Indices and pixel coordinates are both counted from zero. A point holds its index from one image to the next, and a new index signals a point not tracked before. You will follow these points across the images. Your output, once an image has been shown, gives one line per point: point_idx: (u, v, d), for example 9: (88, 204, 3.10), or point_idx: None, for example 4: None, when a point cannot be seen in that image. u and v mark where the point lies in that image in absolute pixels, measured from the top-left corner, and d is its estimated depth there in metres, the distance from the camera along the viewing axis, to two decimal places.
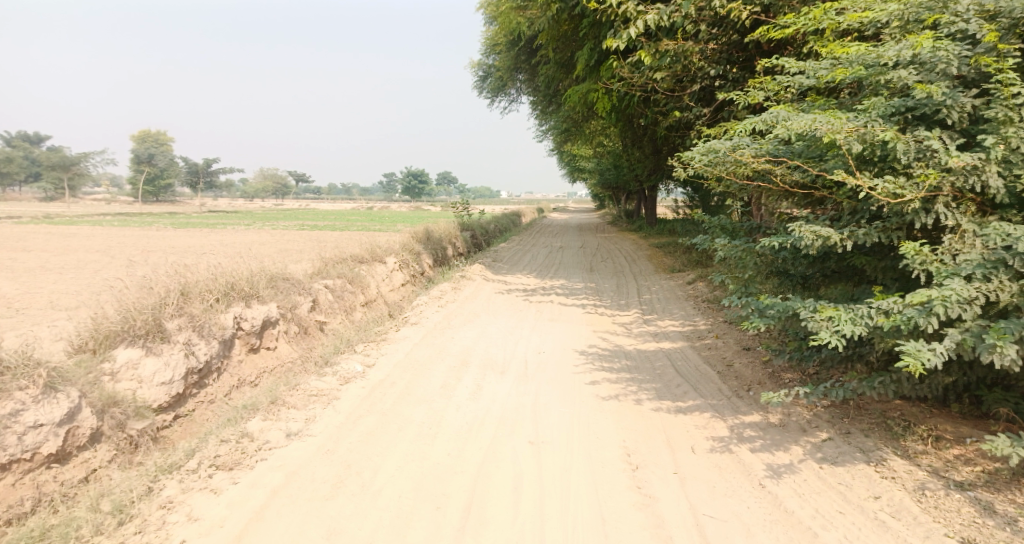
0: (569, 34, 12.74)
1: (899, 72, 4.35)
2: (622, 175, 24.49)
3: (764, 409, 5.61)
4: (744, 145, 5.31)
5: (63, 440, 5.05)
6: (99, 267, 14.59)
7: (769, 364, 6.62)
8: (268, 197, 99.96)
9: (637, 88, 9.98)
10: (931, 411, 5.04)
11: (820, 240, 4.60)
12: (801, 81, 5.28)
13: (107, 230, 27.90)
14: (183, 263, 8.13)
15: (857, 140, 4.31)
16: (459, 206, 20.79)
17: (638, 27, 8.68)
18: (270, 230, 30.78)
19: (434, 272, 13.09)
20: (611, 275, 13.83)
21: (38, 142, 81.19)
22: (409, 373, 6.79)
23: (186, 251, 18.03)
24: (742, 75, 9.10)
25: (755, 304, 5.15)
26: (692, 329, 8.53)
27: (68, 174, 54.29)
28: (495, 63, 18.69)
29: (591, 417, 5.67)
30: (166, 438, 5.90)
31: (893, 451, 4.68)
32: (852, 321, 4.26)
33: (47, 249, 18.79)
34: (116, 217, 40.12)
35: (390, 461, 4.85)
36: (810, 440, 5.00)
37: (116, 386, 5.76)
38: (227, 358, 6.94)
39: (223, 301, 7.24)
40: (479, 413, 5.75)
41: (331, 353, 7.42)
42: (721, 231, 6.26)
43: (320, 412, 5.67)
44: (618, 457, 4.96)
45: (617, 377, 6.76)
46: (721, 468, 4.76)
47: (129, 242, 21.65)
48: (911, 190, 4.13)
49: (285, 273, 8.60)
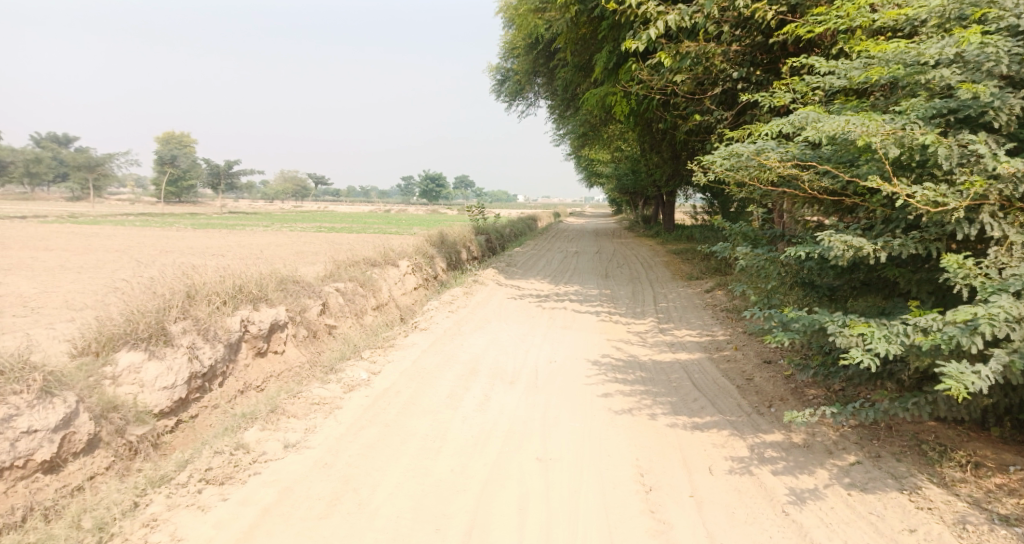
0: (587, 37, 12.54)
1: (942, 71, 4.07)
2: (639, 180, 24.15)
3: (788, 428, 5.31)
4: (769, 148, 5.03)
5: (57, 446, 4.88)
6: (116, 267, 14.54)
7: (791, 379, 6.32)
8: (287, 199, 100.74)
9: (656, 92, 9.72)
10: (968, 435, 4.72)
11: (851, 250, 4.29)
12: (831, 82, 5.00)
13: (127, 231, 28.10)
14: (192, 264, 7.99)
15: (894, 144, 4.01)
16: (475, 210, 20.58)
17: (659, 27, 8.41)
18: (288, 232, 30.85)
19: (448, 276, 12.87)
20: (627, 281, 13.53)
21: (65, 142, 82.95)
22: (415, 382, 6.57)
23: (204, 252, 17.99)
24: (766, 78, 8.80)
25: (779, 317, 4.86)
26: (711, 340, 8.22)
27: (93, 175, 54.87)
28: (513, 66, 18.54)
29: (604, 432, 5.40)
30: (167, 444, 5.73)
31: (928, 478, 4.36)
32: (886, 338, 3.95)
33: (68, 249, 18.91)
34: (138, 217, 40.49)
35: (391, 477, 4.63)
36: (837, 464, 4.69)
37: (117, 390, 5.60)
38: (233, 362, 6.77)
39: (229, 303, 7.07)
40: (486, 426, 5.52)
41: (337, 359, 7.23)
42: (743, 239, 5.96)
43: (321, 423, 5.46)
44: (631, 478, 4.69)
45: (632, 389, 6.48)
46: (740, 492, 4.47)
47: (148, 242, 21.75)
48: (954, 198, 3.81)
49: (295, 275, 8.43)
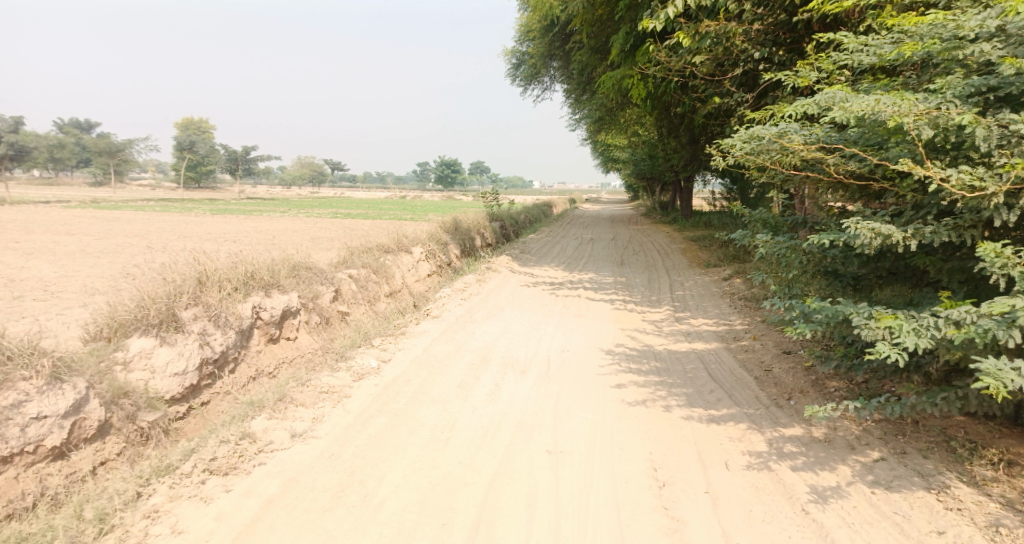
0: (604, 18, 12.26)
1: (981, 45, 3.84)
2: (657, 166, 23.83)
3: (808, 422, 5.13)
4: (792, 131, 4.83)
5: (67, 432, 4.84)
6: (134, 252, 14.57)
7: (812, 371, 6.13)
8: (304, 185, 101.19)
9: (674, 74, 9.46)
10: (999, 431, 4.50)
11: (879, 238, 4.08)
12: (860, 60, 4.78)
13: (147, 215, 28.34)
14: (205, 250, 7.93)
15: (927, 125, 3.79)
16: (491, 197, 20.41)
17: (677, 6, 8.15)
18: (305, 218, 30.90)
19: (462, 263, 12.75)
20: (642, 269, 13.33)
21: (86, 127, 84.01)
22: (425, 371, 6.48)
23: (220, 238, 18.08)
24: (789, 58, 8.53)
25: (801, 308, 4.67)
26: (728, 329, 8.03)
27: (114, 161, 55.39)
28: (528, 50, 18.30)
29: (616, 425, 5.27)
30: (178, 431, 5.68)
31: (957, 476, 4.17)
32: (915, 331, 3.75)
33: (88, 233, 19.14)
34: (158, 202, 40.84)
35: (397, 469, 4.54)
36: (860, 460, 4.52)
37: (128, 376, 5.54)
38: (245, 349, 6.71)
39: (241, 290, 7.00)
40: (496, 416, 5.42)
41: (348, 346, 7.15)
42: (762, 226, 5.74)
43: (329, 412, 5.38)
44: (644, 473, 4.55)
45: (646, 380, 6.33)
46: (758, 489, 4.32)
47: (167, 227, 21.84)
48: (993, 182, 3.58)
49: (308, 261, 8.35)
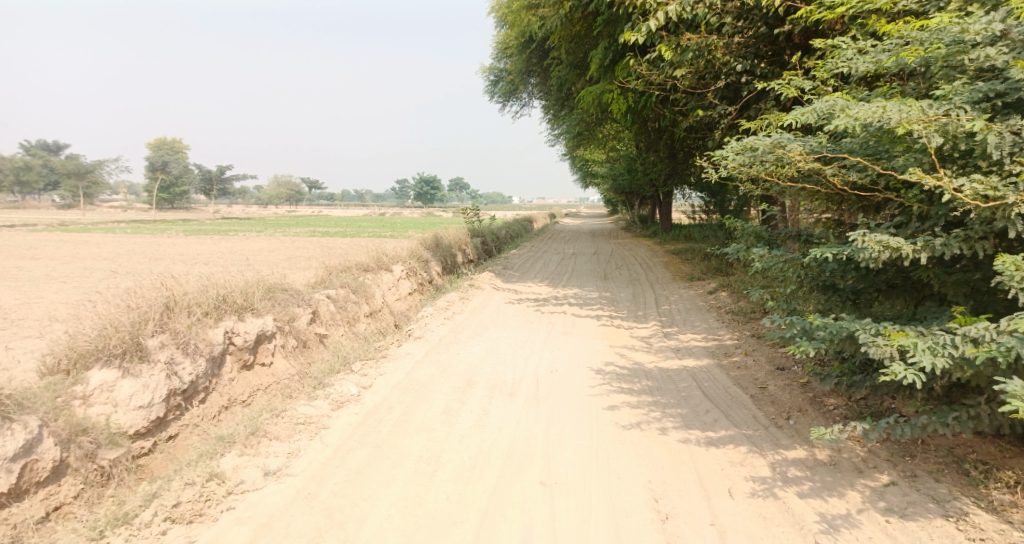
0: (581, 34, 12.12)
1: (987, 50, 3.70)
2: (636, 180, 23.81)
3: (810, 443, 4.91)
4: (787, 141, 4.66)
5: (17, 476, 4.42)
6: (101, 277, 14.01)
7: (808, 388, 5.93)
8: (280, 203, 100.28)
9: (655, 87, 9.31)
10: (1010, 450, 4.31)
11: (887, 251, 3.92)
12: (855, 68, 4.65)
13: (118, 238, 27.63)
14: (173, 273, 7.51)
15: (936, 133, 3.64)
16: (471, 214, 20.15)
17: (659, 19, 7.98)
18: (280, 238, 30.36)
19: (443, 280, 12.45)
20: (627, 283, 13.12)
21: (55, 149, 82.59)
22: (408, 396, 6.16)
23: (193, 260, 17.59)
24: (771, 71, 8.43)
25: (802, 324, 4.40)
26: (718, 344, 7.81)
27: (82, 183, 54.22)
28: (506, 67, 18.17)
29: (612, 451, 5.00)
30: (143, 468, 5.27)
31: (974, 502, 3.97)
32: (931, 350, 3.61)
33: (54, 258, 18.54)
34: (128, 224, 40.00)
35: (380, 508, 4.23)
36: (869, 484, 4.29)
37: (87, 411, 5.13)
38: (217, 377, 6.31)
39: (212, 315, 6.61)
40: (485, 445, 5.12)
41: (326, 372, 6.79)
42: (755, 239, 5.50)
43: (305, 445, 5.05)
44: (644, 504, 4.28)
45: (639, 400, 6.07)
46: (766, 519, 4.07)
47: (137, 251, 21.20)
48: (1010, 191, 3.43)
49: (283, 283, 7.99)
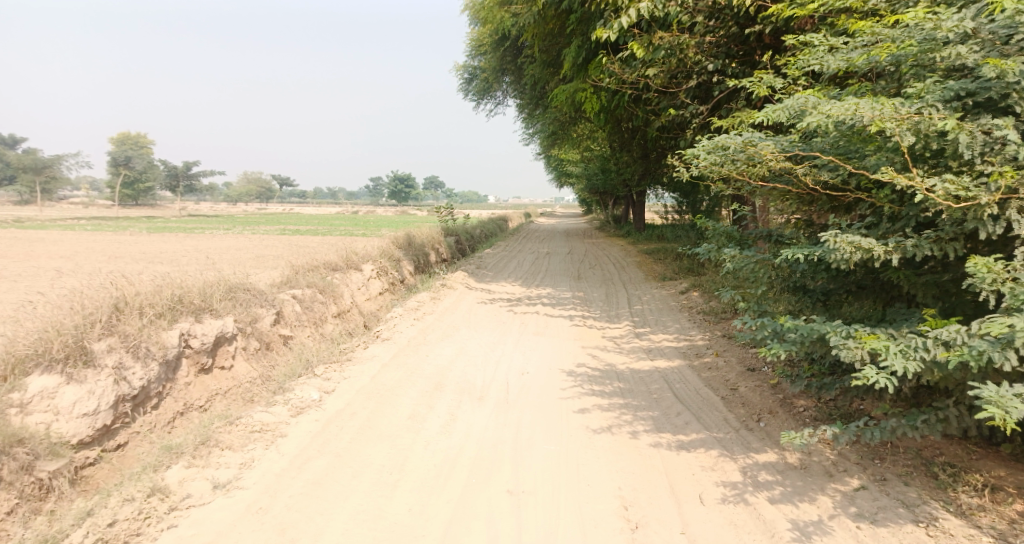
0: (555, 32, 11.98)
1: (959, 48, 3.65)
2: (609, 180, 23.83)
3: (781, 447, 4.83)
4: (758, 139, 4.56)
5: None
6: (54, 276, 13.38)
7: (778, 389, 5.86)
8: (250, 200, 98.53)
9: (628, 86, 9.21)
10: (977, 453, 4.28)
11: (859, 252, 3.84)
12: (827, 66, 4.58)
13: (75, 235, 26.72)
14: (126, 273, 7.16)
15: (909, 131, 3.57)
16: (444, 212, 19.87)
17: (631, 16, 7.87)
18: (246, 235, 29.61)
19: (415, 280, 12.20)
20: (599, 283, 13.03)
21: (13, 143, 80.02)
22: (373, 401, 5.95)
23: (155, 259, 17.04)
24: (742, 70, 8.40)
25: (773, 326, 4.30)
26: (689, 345, 7.73)
27: (40, 178, 52.41)
28: (479, 64, 17.97)
29: (582, 457, 4.85)
30: (86, 480, 4.97)
31: (944, 506, 3.91)
32: (903, 354, 3.55)
33: (7, 255, 17.82)
34: (89, 221, 38.90)
35: (337, 522, 4.01)
36: (839, 489, 4.22)
37: (25, 420, 4.81)
38: (171, 382, 6.03)
39: (166, 316, 6.32)
40: (451, 452, 4.94)
41: (287, 376, 6.52)
42: (726, 239, 5.38)
43: (261, 455, 4.80)
44: (614, 513, 4.14)
45: (610, 403, 5.94)
46: (737, 527, 3.96)
47: (96, 248, 20.38)
48: (982, 191, 3.37)
49: (246, 283, 7.68)
